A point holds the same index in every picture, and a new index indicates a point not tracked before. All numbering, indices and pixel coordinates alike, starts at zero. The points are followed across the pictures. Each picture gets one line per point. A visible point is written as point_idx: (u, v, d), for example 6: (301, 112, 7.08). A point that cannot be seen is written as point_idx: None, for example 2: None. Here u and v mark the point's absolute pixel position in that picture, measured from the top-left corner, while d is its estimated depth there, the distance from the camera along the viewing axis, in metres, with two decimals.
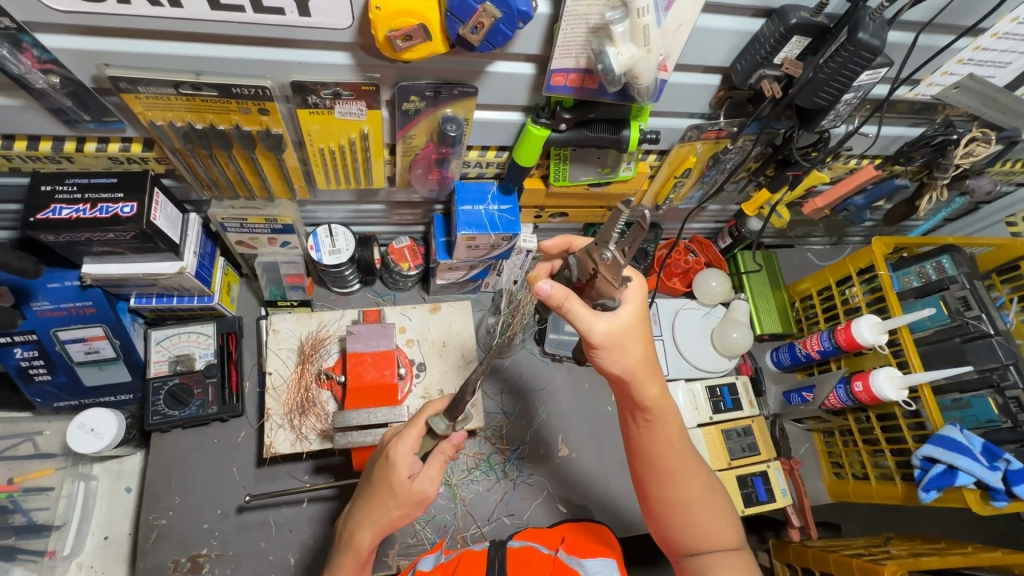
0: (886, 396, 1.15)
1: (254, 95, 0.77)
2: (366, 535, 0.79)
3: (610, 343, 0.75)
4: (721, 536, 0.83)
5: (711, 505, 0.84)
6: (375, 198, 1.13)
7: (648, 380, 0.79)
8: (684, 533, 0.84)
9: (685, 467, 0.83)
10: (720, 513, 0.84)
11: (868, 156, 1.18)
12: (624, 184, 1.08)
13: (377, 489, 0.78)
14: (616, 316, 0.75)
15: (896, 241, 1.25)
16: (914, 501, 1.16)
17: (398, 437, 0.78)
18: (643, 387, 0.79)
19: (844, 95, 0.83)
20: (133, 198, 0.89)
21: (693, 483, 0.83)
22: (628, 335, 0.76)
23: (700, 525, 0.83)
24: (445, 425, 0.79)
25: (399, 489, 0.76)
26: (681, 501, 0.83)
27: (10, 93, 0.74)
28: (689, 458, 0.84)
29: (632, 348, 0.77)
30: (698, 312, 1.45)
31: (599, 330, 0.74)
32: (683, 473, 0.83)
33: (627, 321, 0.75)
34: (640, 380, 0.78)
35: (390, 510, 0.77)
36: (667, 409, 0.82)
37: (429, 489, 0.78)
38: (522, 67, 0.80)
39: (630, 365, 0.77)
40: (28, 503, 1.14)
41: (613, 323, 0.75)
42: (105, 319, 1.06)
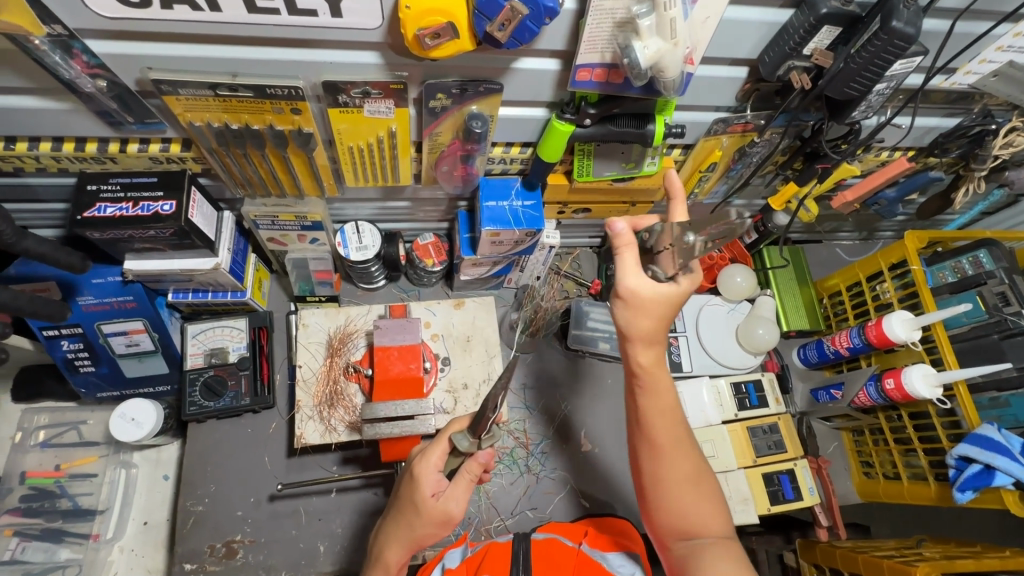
0: (919, 394, 1.12)
1: (288, 95, 0.79)
2: (395, 552, 0.81)
3: (648, 304, 0.78)
4: (709, 522, 0.81)
5: (700, 488, 0.82)
6: (401, 195, 1.16)
7: (653, 344, 0.81)
8: (672, 515, 0.82)
9: (675, 445, 0.83)
10: (709, 498, 0.83)
11: (901, 148, 1.15)
12: (649, 179, 1.07)
13: (405, 506, 0.80)
14: (691, 286, 0.78)
15: (930, 236, 1.22)
16: (949, 500, 1.13)
17: (421, 456, 0.79)
18: (643, 352, 0.82)
19: (876, 85, 0.81)
20: (172, 196, 0.93)
21: (681, 464, 0.82)
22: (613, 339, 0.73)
23: (686, 507, 0.81)
24: (468, 443, 0.77)
25: (426, 511, 0.77)
26: (670, 479, 0.82)
27: (60, 97, 0.78)
28: (680, 437, 0.83)
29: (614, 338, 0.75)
30: (722, 308, 1.43)
31: (635, 283, 0.77)
32: (673, 453, 0.82)
33: (669, 293, 0.78)
34: (646, 344, 0.81)
35: (417, 527, 0.78)
36: (662, 379, 0.83)
37: (455, 510, 0.78)
38: (548, 63, 0.81)
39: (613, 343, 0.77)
40: (73, 489, 1.22)
41: (652, 286, 0.78)
42: (145, 313, 1.10)
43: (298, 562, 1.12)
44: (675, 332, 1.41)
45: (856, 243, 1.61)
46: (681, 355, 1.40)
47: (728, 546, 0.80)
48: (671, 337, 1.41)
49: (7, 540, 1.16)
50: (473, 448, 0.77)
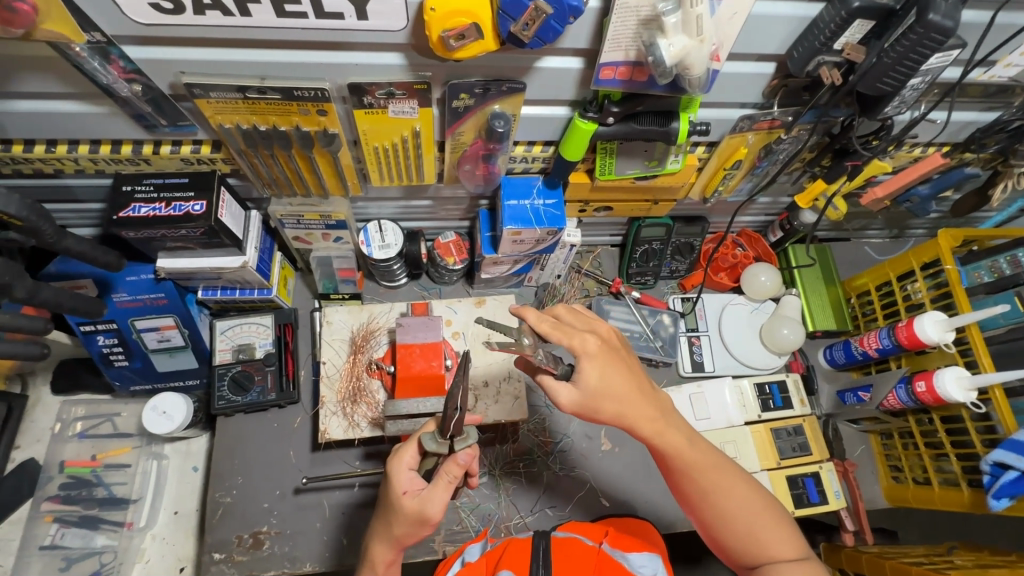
0: (952, 398, 1.09)
1: (314, 96, 0.81)
2: (382, 550, 0.84)
3: (591, 403, 0.79)
4: (782, 546, 0.81)
5: (759, 512, 0.82)
6: (423, 194, 1.17)
7: (640, 408, 0.80)
8: (746, 549, 0.82)
9: (719, 477, 0.83)
10: (771, 517, 0.83)
11: (935, 143, 1.11)
12: (672, 177, 1.06)
13: (385, 506, 0.85)
14: (591, 376, 0.78)
15: (965, 235, 1.18)
16: (983, 507, 1.11)
17: (394, 458, 0.84)
18: (636, 418, 0.80)
19: (911, 80, 0.79)
20: (203, 196, 0.95)
21: (733, 493, 0.82)
22: (600, 395, 0.79)
23: (759, 536, 0.81)
24: (436, 443, 0.80)
25: (402, 510, 0.81)
26: (728, 517, 0.82)
27: (97, 101, 0.81)
28: (719, 466, 0.83)
29: (612, 395, 0.79)
30: (745, 308, 1.41)
31: (566, 402, 0.79)
32: (721, 485, 0.82)
33: (593, 382, 0.78)
34: (629, 413, 0.80)
35: (394, 525, 0.82)
36: (674, 432, 0.83)
37: (431, 510, 0.80)
38: (571, 61, 0.80)
39: (619, 402, 0.79)
40: (109, 478, 1.27)
41: (575, 387, 0.78)
42: (176, 309, 1.14)
43: (322, 554, 1.14)
44: (697, 331, 1.40)
45: (886, 242, 1.56)
46: (702, 355, 1.38)
47: (809, 563, 0.80)
48: (693, 337, 1.40)
49: (48, 526, 1.24)
50: (443, 448, 0.80)
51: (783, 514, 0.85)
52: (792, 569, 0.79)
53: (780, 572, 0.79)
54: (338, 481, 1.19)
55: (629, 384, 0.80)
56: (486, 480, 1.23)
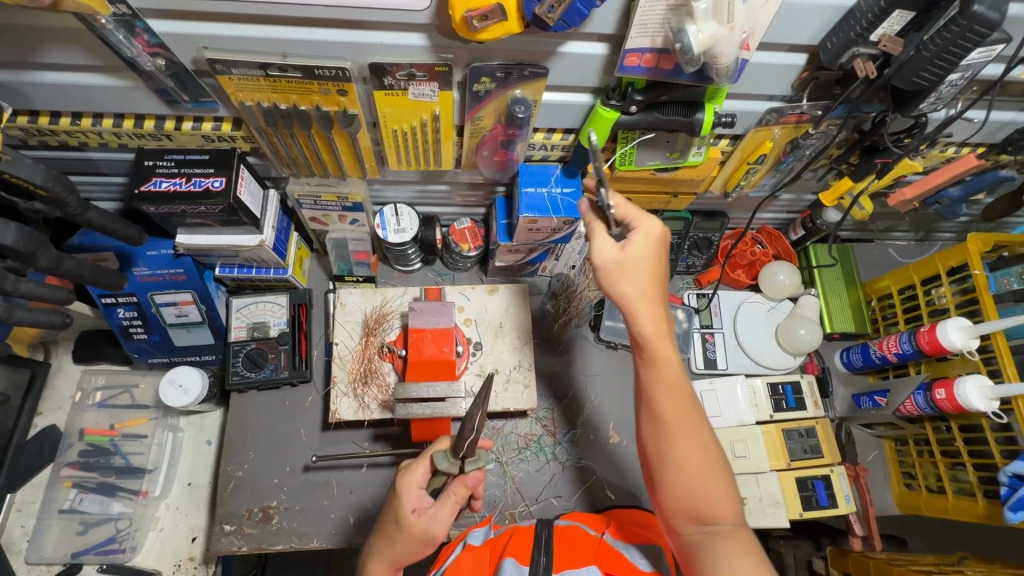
0: (972, 406, 1.07)
1: (335, 76, 0.81)
2: (379, 568, 0.84)
3: (619, 271, 0.82)
4: (717, 510, 0.76)
5: (706, 469, 0.78)
6: (440, 179, 1.16)
7: (653, 306, 0.82)
8: (680, 497, 0.78)
9: (679, 422, 0.80)
10: (717, 482, 0.78)
11: (970, 143, 1.07)
12: (693, 170, 1.04)
13: (390, 523, 0.85)
14: (637, 246, 0.82)
15: (995, 240, 1.15)
16: (999, 519, 1.08)
17: (403, 472, 0.85)
18: (641, 317, 0.82)
19: (950, 74, 0.76)
20: (222, 173, 0.96)
21: (685, 444, 0.79)
22: (638, 267, 0.82)
23: (696, 490, 0.77)
24: (449, 463, 0.82)
25: (405, 527, 0.82)
26: (676, 459, 0.79)
27: (121, 75, 0.82)
28: (689, 413, 0.80)
29: (643, 275, 0.82)
30: (761, 306, 1.39)
31: (601, 258, 0.83)
32: (679, 429, 0.80)
33: (635, 251, 0.82)
34: (639, 308, 0.82)
35: (399, 544, 0.83)
36: (667, 349, 0.82)
37: (435, 528, 0.82)
38: (596, 47, 0.79)
39: (641, 288, 0.82)
40: (126, 447, 1.31)
41: (619, 248, 0.83)
42: (194, 286, 1.16)
43: (328, 532, 1.16)
44: (711, 327, 1.38)
45: (912, 244, 1.52)
46: (716, 352, 1.36)
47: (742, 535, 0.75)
48: (707, 334, 1.38)
49: (67, 491, 1.28)
50: (454, 468, 0.82)
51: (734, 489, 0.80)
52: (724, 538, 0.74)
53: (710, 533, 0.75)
54: (346, 461, 1.20)
55: (658, 273, 0.83)
56: (492, 467, 1.23)
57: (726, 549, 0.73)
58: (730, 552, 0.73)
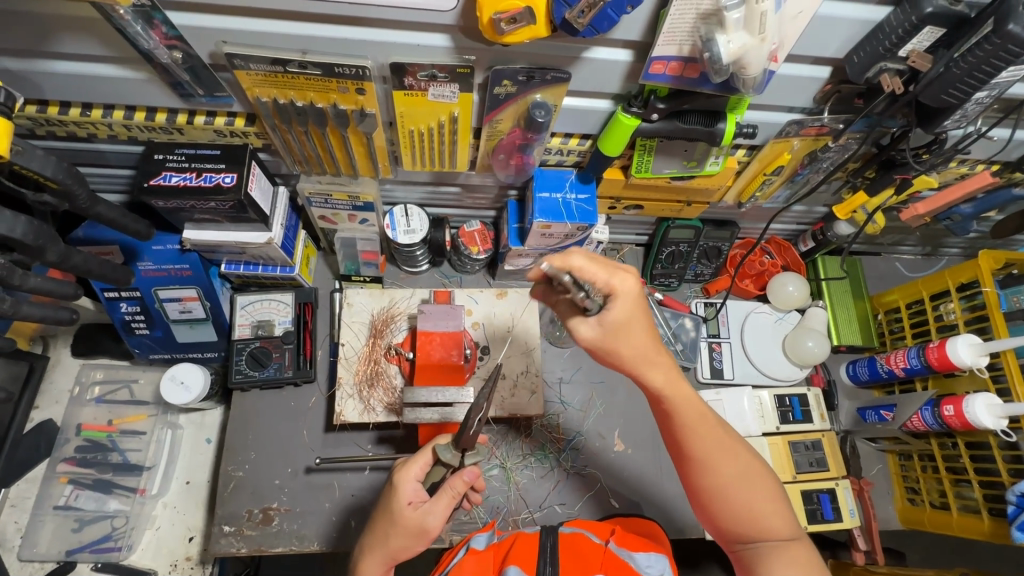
0: (981, 423, 1.06)
1: (355, 74, 0.79)
2: (372, 566, 0.83)
3: (607, 345, 0.75)
4: (777, 525, 0.79)
5: (755, 491, 0.80)
6: (453, 181, 1.15)
7: (656, 362, 0.77)
8: (737, 526, 0.80)
9: (715, 450, 0.80)
10: (767, 496, 0.80)
11: (985, 161, 1.07)
12: (709, 179, 1.03)
13: (383, 517, 0.84)
14: (616, 317, 0.73)
15: (1006, 257, 1.15)
16: (1004, 538, 1.08)
17: (403, 465, 0.84)
18: (649, 375, 0.78)
19: (977, 93, 0.75)
20: (234, 169, 0.94)
21: (725, 471, 0.80)
22: (621, 336, 0.74)
23: (753, 512, 0.79)
24: (451, 454, 0.81)
25: (401, 521, 0.81)
26: (722, 491, 0.80)
27: (135, 67, 0.80)
28: (721, 440, 0.81)
29: (633, 341, 0.75)
30: (769, 317, 1.38)
31: (587, 336, 0.75)
32: (718, 458, 0.80)
33: (619, 321, 0.73)
34: (644, 368, 0.77)
35: (391, 537, 0.81)
36: (683, 394, 0.79)
37: (431, 523, 0.80)
38: (620, 53, 0.78)
39: (639, 351, 0.75)
40: (124, 444, 1.29)
41: (598, 324, 0.74)
42: (199, 281, 1.14)
43: (329, 535, 1.14)
44: (718, 337, 1.38)
45: (919, 258, 1.52)
46: (722, 362, 1.36)
47: (799, 544, 0.79)
48: (714, 343, 1.37)
49: (63, 487, 1.26)
50: (455, 460, 0.81)
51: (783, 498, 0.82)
52: (785, 552, 0.78)
53: (769, 551, 0.79)
54: (349, 463, 1.19)
55: (648, 325, 0.75)
56: (496, 473, 1.22)
57: (795, 561, 0.77)
58: (801, 564, 0.77)
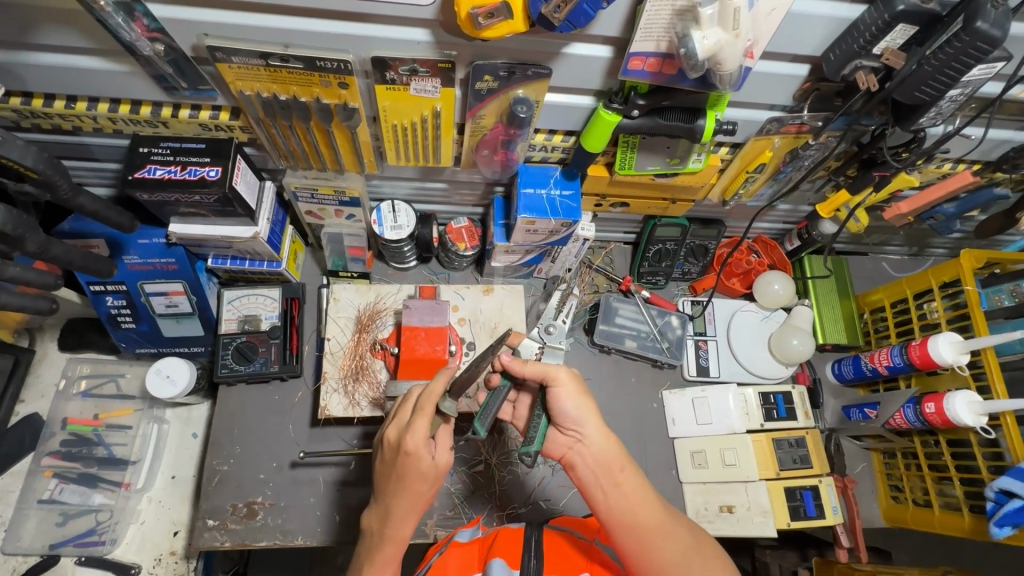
0: (960, 420, 1.07)
1: (337, 68, 0.80)
2: (406, 521, 0.83)
3: (576, 391, 0.86)
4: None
5: (702, 556, 0.83)
6: (439, 177, 1.15)
7: (603, 436, 0.85)
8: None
9: (656, 529, 0.83)
10: (713, 557, 0.84)
11: (966, 160, 1.09)
12: (693, 176, 1.04)
13: (402, 478, 0.81)
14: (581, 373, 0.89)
15: (988, 257, 1.16)
16: (984, 535, 1.09)
17: (409, 430, 0.80)
18: (601, 441, 0.85)
19: (950, 90, 0.76)
20: (218, 162, 0.95)
21: (673, 545, 0.82)
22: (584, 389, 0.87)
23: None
24: (454, 405, 0.83)
25: (429, 471, 0.81)
26: (674, 563, 0.81)
27: (119, 59, 0.80)
28: (664, 516, 0.84)
29: (586, 405, 0.86)
30: (756, 315, 1.39)
31: (565, 377, 0.86)
32: (660, 535, 0.82)
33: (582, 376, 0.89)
34: (598, 436, 0.85)
35: (422, 490, 0.82)
36: (627, 470, 0.85)
37: (448, 457, 0.84)
38: (600, 50, 0.79)
39: (588, 417, 0.86)
40: (110, 438, 1.29)
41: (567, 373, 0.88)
42: (185, 275, 1.14)
43: (314, 530, 1.14)
44: (705, 335, 1.38)
45: (906, 259, 1.53)
46: (708, 360, 1.37)
47: None
48: (701, 341, 1.38)
49: (47, 481, 1.25)
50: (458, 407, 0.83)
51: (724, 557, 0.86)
52: None
53: None
54: (335, 458, 1.19)
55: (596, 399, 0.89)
56: (481, 469, 1.22)
57: None
58: None
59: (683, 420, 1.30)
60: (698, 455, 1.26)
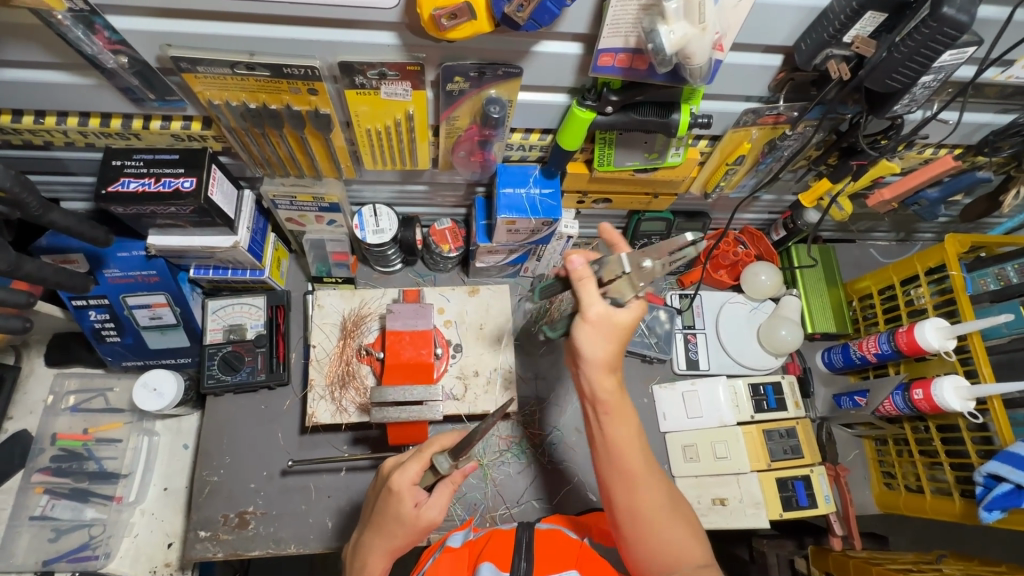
0: (949, 406, 1.07)
1: (304, 74, 0.79)
2: (378, 561, 0.82)
3: (604, 331, 0.79)
4: (689, 556, 0.79)
5: (672, 520, 0.80)
6: (419, 179, 1.15)
7: (605, 378, 0.80)
8: (646, 546, 0.79)
9: (637, 476, 0.81)
10: (684, 527, 0.81)
11: (947, 145, 1.08)
12: (672, 171, 1.03)
13: (383, 518, 0.82)
14: (625, 311, 0.79)
15: (972, 241, 1.16)
16: (975, 519, 1.09)
17: (399, 470, 0.81)
18: (602, 382, 0.81)
19: (922, 76, 0.76)
20: (193, 173, 0.94)
21: (649, 494, 0.80)
22: (614, 330, 0.80)
23: (666, 537, 0.79)
24: (449, 463, 0.81)
25: (407, 518, 0.80)
26: (644, 513, 0.80)
27: (84, 73, 0.80)
28: (647, 467, 0.81)
29: (608, 343, 0.80)
30: (744, 307, 1.39)
31: (596, 313, 0.78)
32: (638, 481, 0.80)
33: (625, 316, 0.80)
34: (598, 376, 0.80)
35: (398, 537, 0.81)
36: (623, 411, 0.82)
37: (433, 515, 0.81)
38: (569, 47, 0.78)
39: (595, 355, 0.80)
40: (100, 452, 1.28)
41: (606, 308, 0.79)
42: (167, 287, 1.13)
43: (306, 537, 1.14)
44: (693, 328, 1.38)
45: (893, 244, 1.53)
46: (698, 353, 1.37)
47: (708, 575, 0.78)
48: (690, 334, 1.38)
49: (39, 497, 1.24)
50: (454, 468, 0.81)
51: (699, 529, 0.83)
52: None
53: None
54: (326, 464, 1.19)
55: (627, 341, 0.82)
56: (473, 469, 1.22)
57: None
58: None
59: (674, 414, 1.30)
60: (689, 448, 1.26)
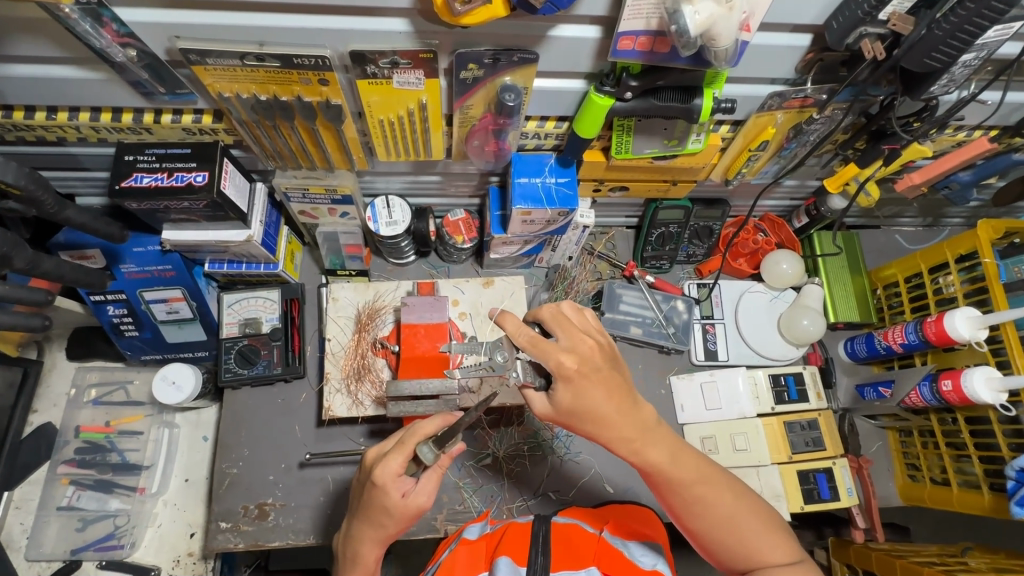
0: (978, 398, 1.03)
1: (315, 64, 0.77)
2: (372, 548, 0.80)
3: (567, 417, 0.76)
4: (775, 554, 0.76)
5: (751, 522, 0.77)
6: (432, 170, 1.12)
7: (620, 423, 0.75)
8: (739, 557, 0.77)
9: (703, 488, 0.78)
10: (764, 526, 0.78)
11: (983, 126, 1.03)
12: (692, 158, 1.00)
13: (370, 509, 0.78)
14: (566, 398, 0.74)
15: (1006, 227, 1.11)
16: (1005, 513, 1.06)
17: (381, 462, 0.77)
18: (618, 428, 0.75)
19: (963, 55, 0.72)
20: (205, 167, 0.93)
21: (720, 502, 0.77)
22: (575, 411, 0.75)
23: (748, 536, 0.76)
24: (434, 452, 0.78)
25: (396, 509, 0.77)
26: (716, 526, 0.77)
27: (94, 67, 0.79)
28: (700, 477, 0.78)
29: (586, 413, 0.74)
30: (764, 296, 1.35)
31: (544, 414, 0.78)
32: (703, 496, 0.77)
33: (567, 402, 0.74)
34: (610, 425, 0.75)
35: (389, 526, 0.78)
36: (654, 441, 0.77)
37: (423, 501, 0.78)
38: (588, 30, 0.75)
39: (593, 421, 0.75)
40: (123, 444, 1.30)
41: (551, 403, 0.76)
42: (183, 282, 1.13)
43: (324, 529, 1.15)
44: (712, 318, 1.35)
45: (920, 230, 1.48)
46: (716, 343, 1.34)
47: (802, 566, 0.75)
48: (708, 324, 1.35)
49: (65, 488, 1.28)
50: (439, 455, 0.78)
51: (775, 519, 0.80)
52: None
53: None
54: (343, 457, 1.19)
55: (608, 397, 0.74)
56: (489, 462, 1.21)
57: None
58: None
59: (692, 405, 1.27)
60: (708, 440, 1.24)
